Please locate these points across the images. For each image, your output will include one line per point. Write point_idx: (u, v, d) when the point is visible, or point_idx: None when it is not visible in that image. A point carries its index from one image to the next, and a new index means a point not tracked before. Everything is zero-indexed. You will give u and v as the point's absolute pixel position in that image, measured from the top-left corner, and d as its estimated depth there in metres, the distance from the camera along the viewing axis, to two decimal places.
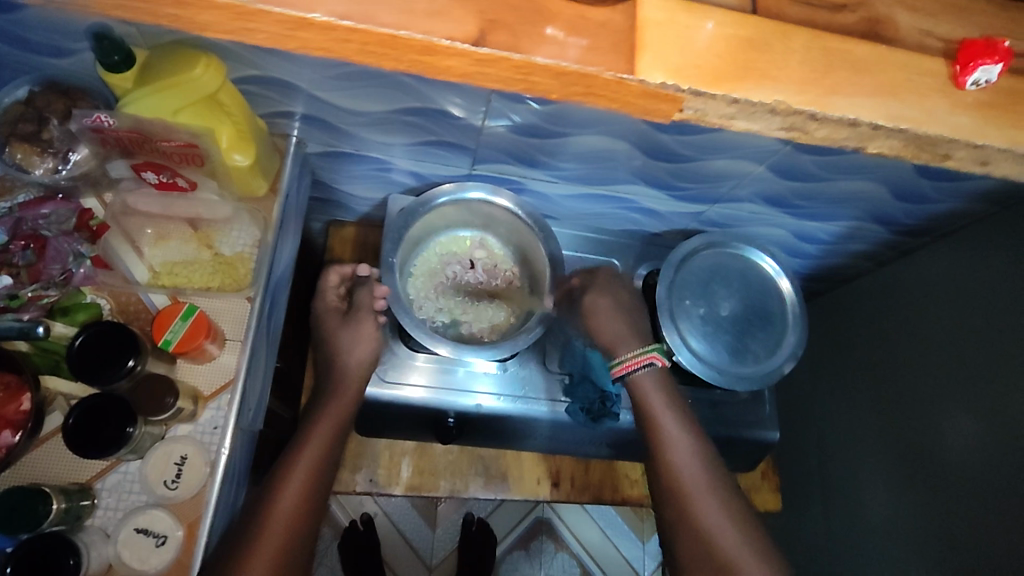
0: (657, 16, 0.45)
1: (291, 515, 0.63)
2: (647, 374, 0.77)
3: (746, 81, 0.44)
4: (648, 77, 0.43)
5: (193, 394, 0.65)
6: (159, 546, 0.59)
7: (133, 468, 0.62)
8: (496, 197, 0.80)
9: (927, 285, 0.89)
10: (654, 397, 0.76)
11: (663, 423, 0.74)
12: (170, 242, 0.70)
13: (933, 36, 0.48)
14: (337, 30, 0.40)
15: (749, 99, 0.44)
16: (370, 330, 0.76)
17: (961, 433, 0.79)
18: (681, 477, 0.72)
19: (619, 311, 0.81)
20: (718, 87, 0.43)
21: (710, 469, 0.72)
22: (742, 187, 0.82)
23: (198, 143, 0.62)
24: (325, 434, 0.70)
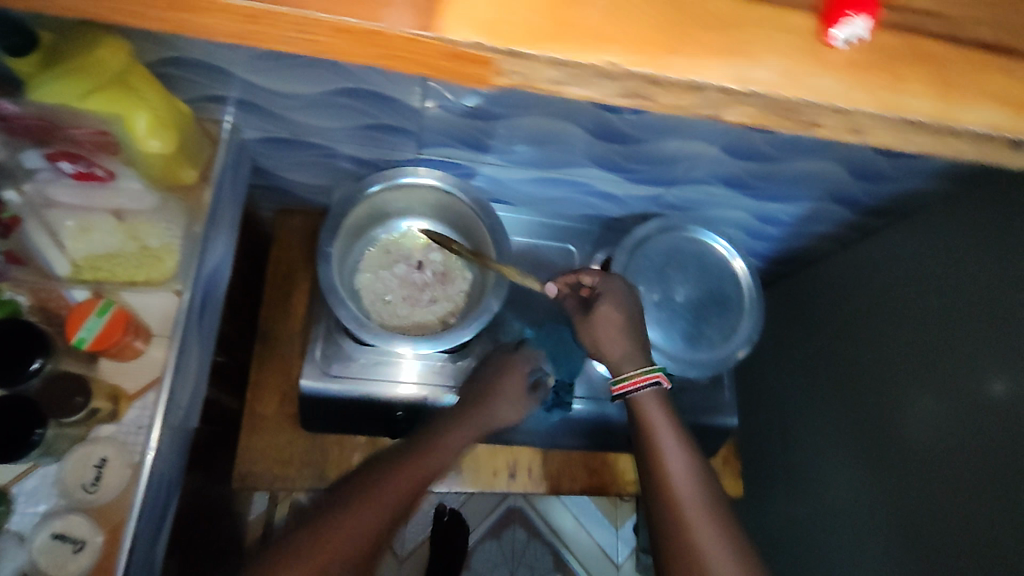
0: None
1: (361, 522, 0.59)
2: (651, 394, 0.71)
3: (573, 42, 0.34)
4: (456, 37, 0.34)
5: (113, 393, 0.62)
6: (77, 552, 0.57)
7: (52, 471, 0.60)
8: (422, 179, 0.78)
9: (891, 267, 0.87)
10: (655, 415, 0.70)
11: (660, 440, 0.68)
12: (93, 234, 0.65)
13: None
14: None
15: (579, 62, 0.34)
16: (513, 404, 0.77)
17: (922, 415, 0.77)
18: (677, 498, 0.65)
19: (625, 326, 0.72)
20: (535, 49, 0.34)
21: (706, 492, 0.66)
22: (694, 168, 0.80)
23: (109, 130, 0.58)
24: (429, 455, 0.68)
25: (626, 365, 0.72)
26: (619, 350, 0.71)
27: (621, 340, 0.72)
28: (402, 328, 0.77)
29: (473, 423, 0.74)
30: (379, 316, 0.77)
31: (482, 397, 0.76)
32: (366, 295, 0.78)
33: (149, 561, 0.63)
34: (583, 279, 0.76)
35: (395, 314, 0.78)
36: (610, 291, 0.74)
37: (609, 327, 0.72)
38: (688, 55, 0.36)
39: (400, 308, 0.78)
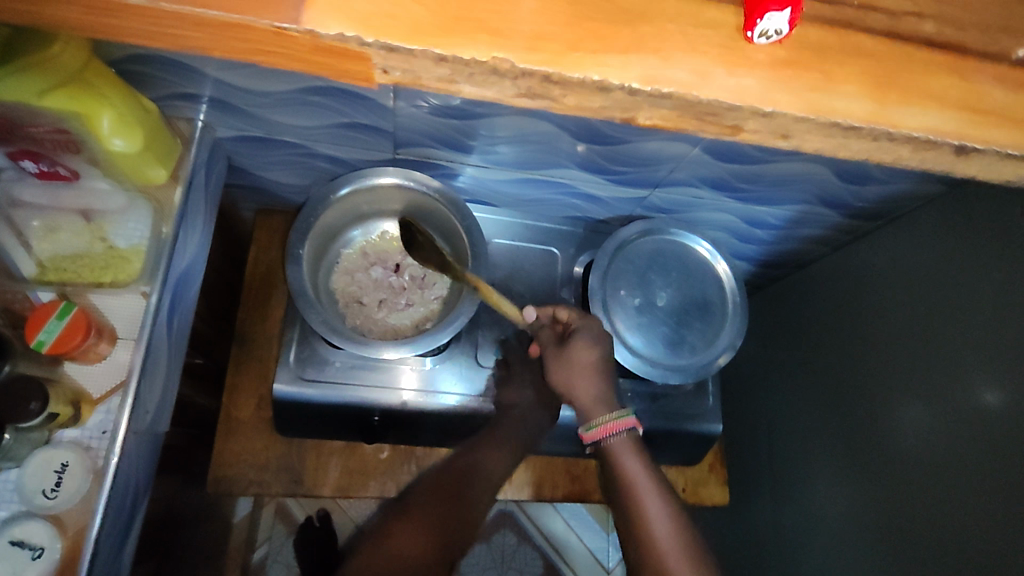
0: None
1: (412, 535, 0.63)
2: (625, 438, 0.66)
3: (457, 35, 0.34)
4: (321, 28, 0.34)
5: (76, 398, 0.61)
6: (35, 559, 0.56)
7: (13, 476, 0.59)
8: (380, 176, 0.74)
9: (880, 272, 0.85)
10: (633, 467, 0.65)
11: (641, 495, 0.63)
12: (61, 235, 0.65)
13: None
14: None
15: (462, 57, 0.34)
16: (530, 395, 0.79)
17: (911, 423, 0.75)
18: (663, 560, 0.59)
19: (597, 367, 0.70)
20: (413, 42, 0.34)
21: (694, 553, 0.60)
22: (681, 170, 0.78)
23: (67, 128, 0.57)
24: (463, 480, 0.71)
25: (598, 412, 0.68)
26: (588, 393, 0.69)
27: (591, 382, 0.69)
28: (376, 331, 0.77)
29: (508, 439, 0.76)
30: (352, 319, 0.77)
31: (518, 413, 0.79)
32: (340, 298, 0.78)
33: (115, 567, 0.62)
34: (560, 312, 0.74)
35: (369, 318, 0.78)
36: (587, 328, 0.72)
37: (580, 367, 0.69)
38: (591, 51, 0.35)
39: (374, 311, 0.78)
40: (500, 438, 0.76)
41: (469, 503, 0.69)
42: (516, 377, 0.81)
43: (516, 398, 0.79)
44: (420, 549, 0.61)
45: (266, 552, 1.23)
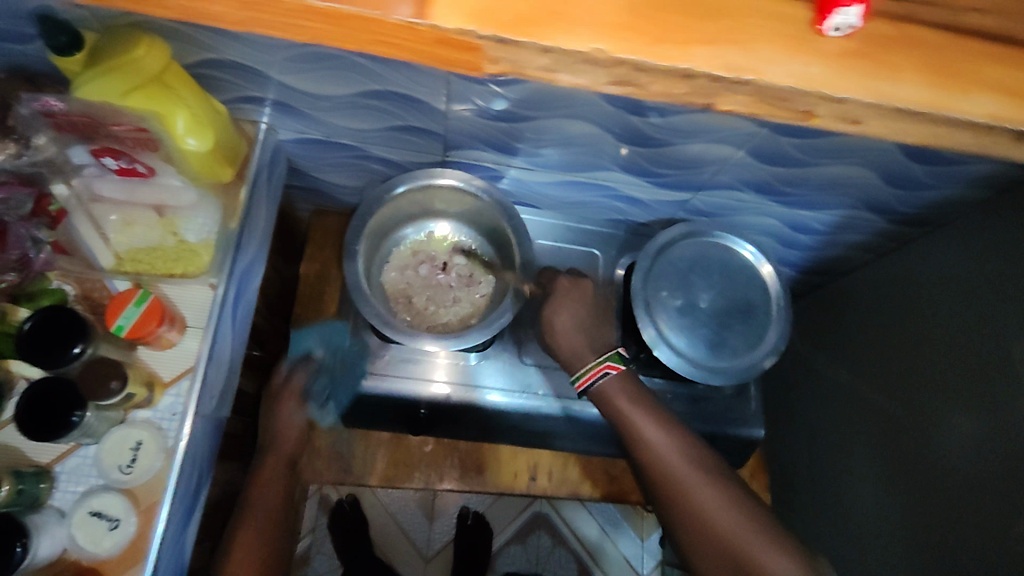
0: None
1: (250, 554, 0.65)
2: (607, 383, 0.73)
3: (561, 31, 0.41)
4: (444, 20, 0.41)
5: (149, 380, 0.65)
6: (113, 529, 0.60)
7: (92, 452, 0.63)
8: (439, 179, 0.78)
9: (929, 277, 0.84)
10: (621, 400, 0.72)
11: (636, 423, 0.70)
12: (136, 229, 0.69)
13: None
14: None
15: (566, 50, 0.41)
16: (292, 410, 0.77)
17: (959, 433, 0.74)
18: (674, 477, 0.67)
19: (577, 322, 0.78)
20: (528, 37, 0.41)
21: (699, 460, 0.68)
22: (724, 172, 0.79)
23: (147, 127, 0.61)
24: (274, 503, 0.70)
25: (582, 362, 0.75)
26: (574, 346, 0.77)
27: (573, 337, 0.77)
28: (426, 324, 0.80)
29: (284, 444, 0.75)
30: (402, 315, 0.80)
31: (263, 435, 0.76)
32: (390, 294, 0.81)
33: (179, 545, 0.65)
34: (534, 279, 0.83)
35: (419, 312, 0.81)
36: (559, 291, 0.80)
37: (561, 326, 0.78)
38: None
39: (423, 306, 0.81)
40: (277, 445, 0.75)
41: (281, 527, 0.69)
42: (271, 397, 0.78)
43: (279, 424, 0.76)
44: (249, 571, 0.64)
45: (311, 542, 1.34)
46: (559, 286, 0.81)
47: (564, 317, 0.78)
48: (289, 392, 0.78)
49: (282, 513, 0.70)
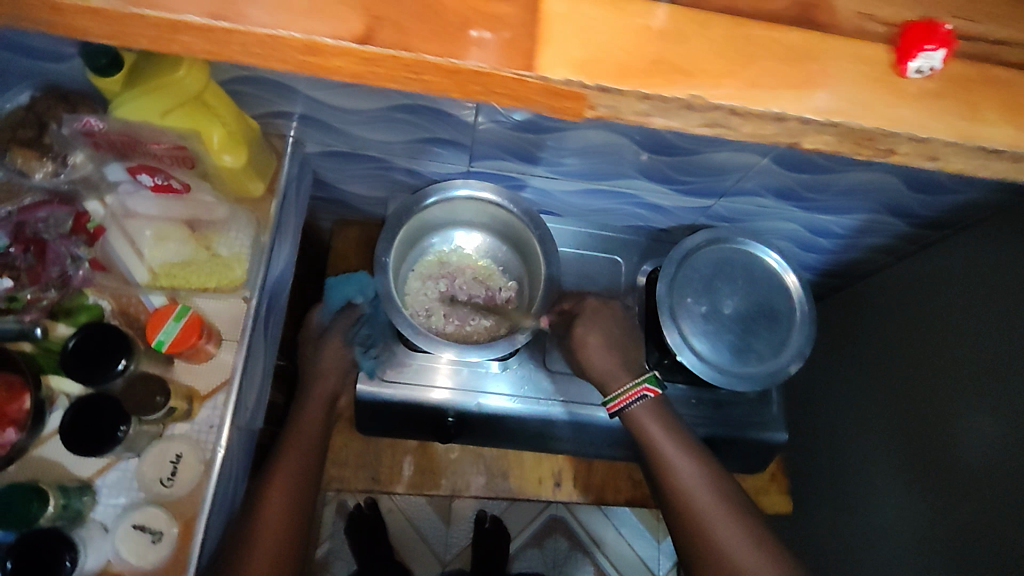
0: (562, 7, 0.36)
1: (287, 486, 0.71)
2: (639, 408, 0.77)
3: (657, 77, 0.35)
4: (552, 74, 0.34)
5: (187, 394, 0.66)
6: (155, 543, 0.60)
7: (132, 465, 0.64)
8: (482, 192, 0.80)
9: (948, 280, 0.85)
10: (653, 427, 0.76)
11: (666, 452, 0.74)
12: (169, 243, 0.70)
13: (875, 19, 0.40)
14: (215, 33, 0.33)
15: (665, 97, 0.35)
16: (336, 351, 0.83)
17: (977, 433, 0.75)
18: (693, 502, 0.71)
19: (606, 341, 0.81)
20: (624, 84, 0.34)
21: (717, 488, 0.72)
22: (748, 179, 0.79)
23: (187, 145, 0.62)
24: (312, 435, 0.77)
25: (614, 385, 0.78)
26: (607, 367, 0.79)
27: (606, 356, 0.80)
28: (452, 334, 0.81)
29: (326, 380, 0.82)
30: (430, 325, 0.81)
31: (305, 371, 0.84)
32: (416, 304, 0.82)
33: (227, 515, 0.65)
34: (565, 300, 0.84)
35: (445, 321, 0.82)
36: (590, 312, 0.83)
37: (593, 346, 0.80)
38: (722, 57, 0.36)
39: (449, 315, 0.82)
40: (319, 379, 0.82)
41: (315, 463, 0.76)
42: (313, 341, 0.86)
43: (321, 360, 0.83)
44: (286, 503, 0.69)
45: (329, 548, 1.34)
46: (587, 308, 0.83)
47: (594, 336, 0.80)
48: (338, 330, 0.83)
49: (320, 442, 0.78)
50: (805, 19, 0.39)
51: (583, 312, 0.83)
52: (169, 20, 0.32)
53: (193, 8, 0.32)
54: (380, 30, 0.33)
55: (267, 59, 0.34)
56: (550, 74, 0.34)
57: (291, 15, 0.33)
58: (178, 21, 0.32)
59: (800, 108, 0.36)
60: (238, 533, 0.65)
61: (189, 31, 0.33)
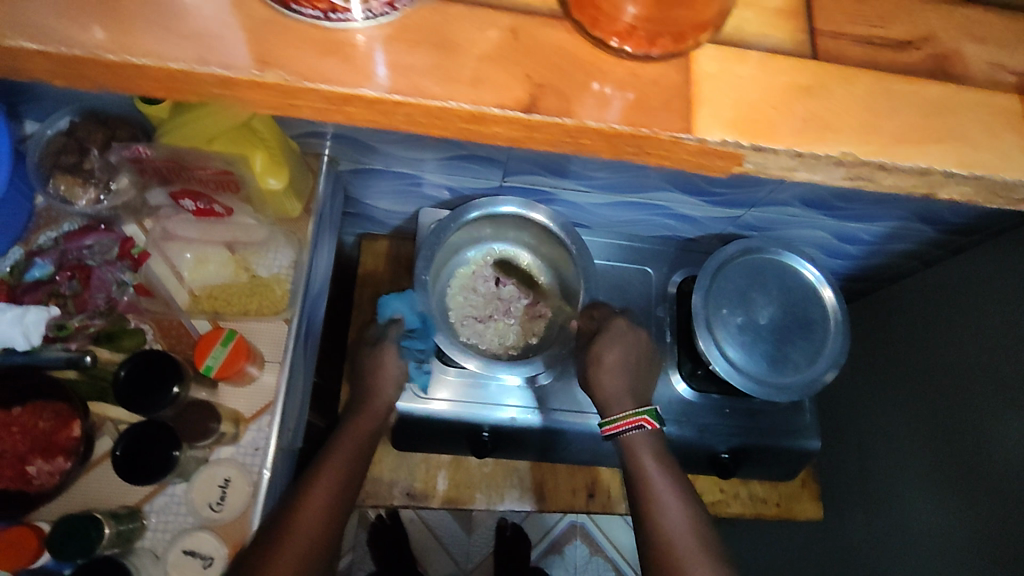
0: (712, 69, 0.37)
1: (324, 505, 0.63)
2: (637, 436, 0.72)
3: (808, 134, 0.35)
4: (709, 135, 0.35)
5: (234, 416, 0.66)
6: (206, 568, 0.60)
7: (179, 490, 0.63)
8: (533, 213, 0.81)
9: (979, 285, 0.85)
10: (646, 459, 0.71)
11: (656, 488, 0.68)
12: (209, 266, 0.70)
13: (1007, 70, 0.39)
14: (385, 104, 0.33)
15: (814, 153, 0.35)
16: (394, 362, 0.78)
17: (1009, 437, 0.75)
18: (675, 547, 0.65)
19: (623, 363, 0.77)
20: (778, 143, 0.35)
21: (702, 537, 0.66)
22: (781, 190, 0.80)
23: (233, 170, 0.63)
24: (356, 452, 0.70)
25: (615, 407, 0.74)
26: (614, 390, 0.75)
27: (617, 378, 0.75)
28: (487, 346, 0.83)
29: (383, 392, 0.77)
30: (468, 338, 0.83)
31: (362, 384, 0.78)
32: (457, 314, 0.84)
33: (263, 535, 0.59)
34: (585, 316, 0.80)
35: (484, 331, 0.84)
36: (611, 331, 0.78)
37: (609, 366, 0.76)
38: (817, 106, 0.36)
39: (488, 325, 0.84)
40: (377, 391, 0.77)
41: (354, 487, 0.68)
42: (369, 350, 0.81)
43: (378, 373, 0.78)
44: (319, 519, 0.62)
45: (351, 560, 1.32)
46: (609, 327, 0.79)
47: (611, 354, 0.76)
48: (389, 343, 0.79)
49: (365, 459, 0.71)
50: (887, 46, 0.39)
51: (605, 329, 0.79)
52: (343, 93, 0.33)
53: (348, 78, 0.33)
54: (542, 97, 0.34)
55: (421, 127, 0.34)
56: (708, 137, 0.35)
57: (454, 84, 0.33)
58: (353, 94, 0.33)
59: None
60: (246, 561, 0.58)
61: (357, 103, 0.33)
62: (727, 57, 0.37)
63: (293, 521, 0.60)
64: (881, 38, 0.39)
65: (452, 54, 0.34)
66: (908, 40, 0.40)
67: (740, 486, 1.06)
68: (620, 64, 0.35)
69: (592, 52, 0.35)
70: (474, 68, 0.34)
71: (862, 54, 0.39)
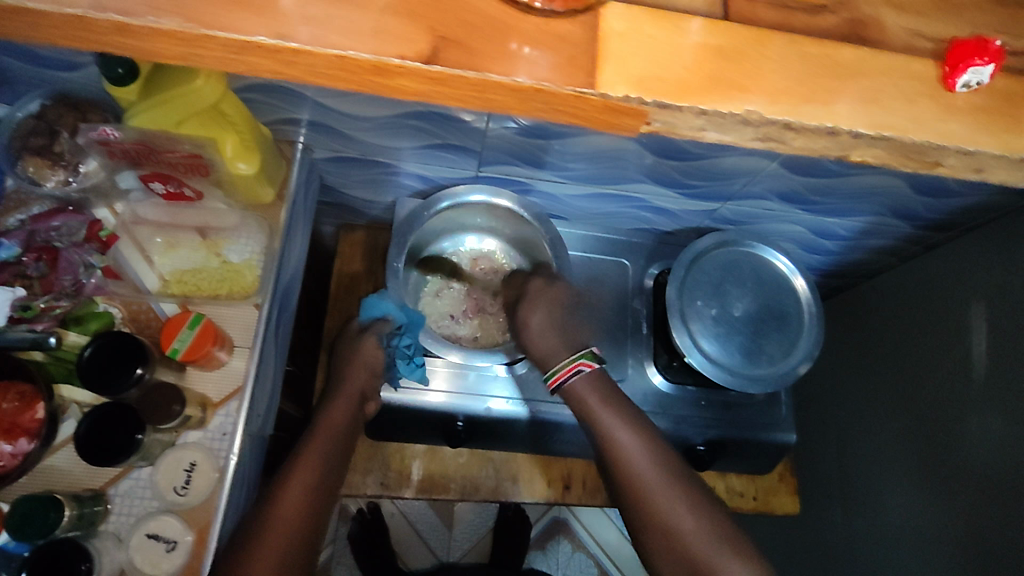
0: (620, 26, 0.39)
1: (303, 494, 0.61)
2: (578, 383, 0.70)
3: (717, 93, 0.38)
4: (611, 91, 0.37)
5: (201, 401, 0.65)
6: (170, 551, 0.60)
7: (145, 474, 0.63)
8: (498, 199, 0.81)
9: (954, 281, 0.85)
10: (592, 398, 0.69)
11: (606, 425, 0.66)
12: (179, 251, 0.71)
13: (923, 36, 0.43)
14: (282, 52, 0.35)
15: (721, 112, 0.38)
16: (371, 348, 0.77)
17: (984, 431, 0.76)
18: (638, 481, 0.63)
19: (551, 322, 0.75)
20: (684, 101, 0.37)
21: (662, 460, 0.65)
22: (755, 183, 0.80)
23: (202, 154, 0.63)
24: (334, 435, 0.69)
25: (557, 359, 0.73)
26: (550, 347, 0.74)
27: (548, 337, 0.74)
28: (470, 337, 0.84)
29: (355, 380, 0.75)
30: (451, 333, 0.84)
31: (337, 374, 0.76)
32: (434, 311, 0.85)
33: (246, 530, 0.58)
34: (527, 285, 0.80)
35: (463, 324, 0.85)
36: (538, 294, 0.78)
37: (537, 327, 0.75)
38: (739, 65, 0.39)
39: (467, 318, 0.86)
40: (349, 377, 0.75)
41: (332, 477, 0.66)
42: (350, 341, 0.79)
43: (356, 358, 0.77)
44: (298, 507, 0.60)
45: (331, 553, 1.30)
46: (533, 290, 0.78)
47: (538, 316, 0.76)
48: (371, 333, 0.77)
49: (347, 438, 0.70)
50: (800, 7, 0.43)
51: (529, 294, 0.78)
52: (241, 42, 0.34)
53: (264, 29, 0.34)
54: (444, 48, 0.36)
55: (336, 79, 0.37)
56: (609, 91, 0.37)
57: (358, 36, 0.35)
58: (249, 42, 0.34)
59: (860, 123, 0.39)
60: (225, 564, 0.56)
61: (256, 52, 0.35)
62: (638, 15, 0.39)
63: (275, 509, 0.59)
64: (796, 3, 0.43)
65: (359, 9, 0.36)
66: (824, 5, 0.43)
67: (718, 479, 1.02)
68: (525, 18, 0.38)
69: (514, 15, 0.38)
70: (377, 20, 0.36)
71: (777, 18, 0.42)
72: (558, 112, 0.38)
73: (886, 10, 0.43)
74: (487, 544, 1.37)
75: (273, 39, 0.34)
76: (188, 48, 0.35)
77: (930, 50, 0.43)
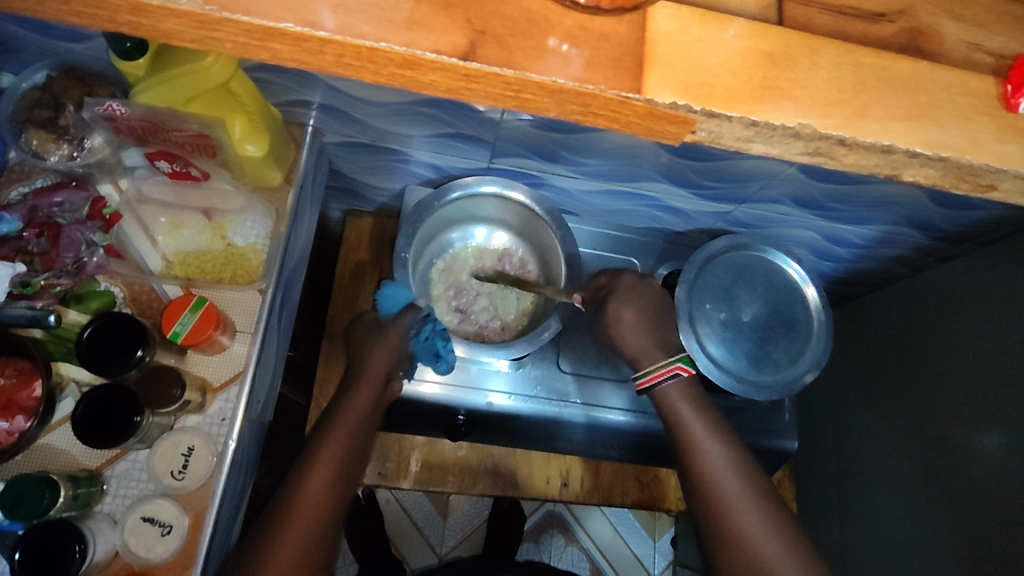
0: (668, 27, 0.38)
1: (321, 489, 0.63)
2: (671, 386, 0.74)
3: (766, 102, 0.37)
4: (657, 97, 0.36)
5: (201, 385, 0.64)
6: (164, 535, 0.59)
7: (142, 456, 0.62)
8: (511, 192, 0.80)
9: (966, 294, 0.84)
10: (683, 407, 0.73)
11: (694, 434, 0.70)
12: (183, 231, 0.70)
13: (982, 50, 0.42)
14: (309, 41, 0.33)
15: (769, 123, 0.37)
16: (388, 342, 0.74)
17: (985, 447, 0.75)
18: (721, 491, 0.67)
19: (641, 318, 0.78)
20: (730, 111, 0.36)
21: (744, 472, 0.68)
22: (772, 187, 0.78)
23: (209, 134, 0.61)
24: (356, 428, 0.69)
25: (646, 359, 0.76)
26: (641, 344, 0.77)
27: (641, 334, 0.77)
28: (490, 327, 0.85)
29: (370, 376, 0.73)
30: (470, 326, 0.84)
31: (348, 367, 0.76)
32: (447, 305, 0.84)
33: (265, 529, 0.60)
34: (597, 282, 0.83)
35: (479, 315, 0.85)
36: (621, 293, 0.80)
37: (629, 322, 0.77)
38: (787, 75, 0.38)
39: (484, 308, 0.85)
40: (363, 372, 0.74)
41: (352, 471, 0.67)
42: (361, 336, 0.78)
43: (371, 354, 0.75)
44: (317, 502, 0.62)
45: None
46: (620, 287, 0.81)
47: (629, 312, 0.78)
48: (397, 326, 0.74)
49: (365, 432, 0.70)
50: (855, 14, 0.41)
51: (617, 289, 0.81)
52: (264, 27, 0.33)
53: (290, 17, 0.33)
54: (481, 44, 0.35)
55: (358, 69, 0.35)
56: (656, 98, 0.36)
57: (391, 27, 0.34)
58: (274, 28, 0.33)
59: (917, 140, 0.38)
60: (245, 559, 0.58)
61: (279, 39, 0.34)
62: (687, 15, 0.38)
63: (291, 505, 0.61)
64: (852, 9, 0.42)
65: None
66: (883, 13, 0.42)
67: None
68: (568, 14, 0.36)
69: (560, 11, 0.36)
70: (411, 10, 0.35)
71: (832, 24, 0.41)
72: (596, 118, 0.37)
73: (945, 20, 0.42)
74: (481, 535, 1.37)
75: (300, 25, 0.33)
76: (209, 31, 0.33)
77: (990, 66, 0.41)
